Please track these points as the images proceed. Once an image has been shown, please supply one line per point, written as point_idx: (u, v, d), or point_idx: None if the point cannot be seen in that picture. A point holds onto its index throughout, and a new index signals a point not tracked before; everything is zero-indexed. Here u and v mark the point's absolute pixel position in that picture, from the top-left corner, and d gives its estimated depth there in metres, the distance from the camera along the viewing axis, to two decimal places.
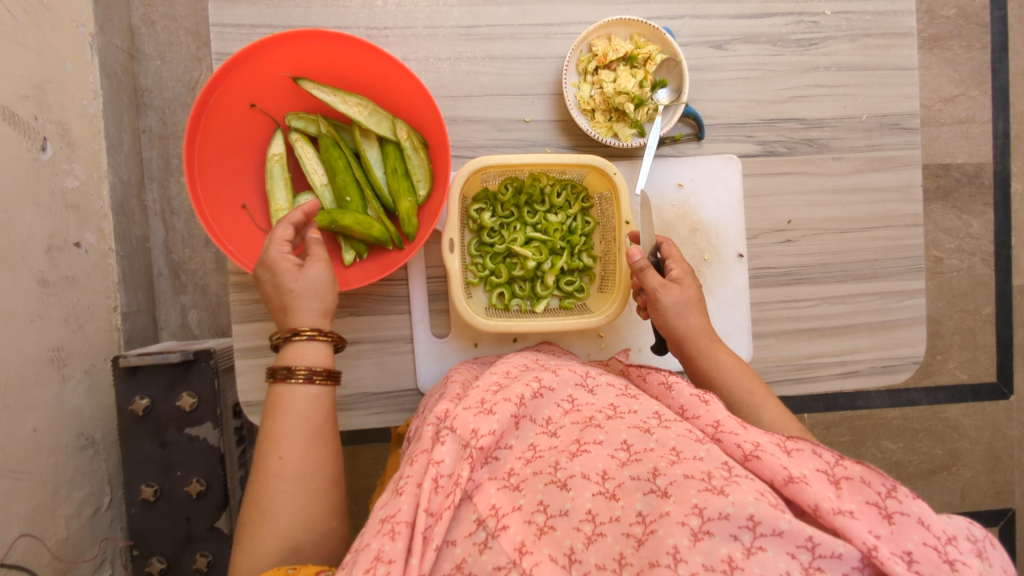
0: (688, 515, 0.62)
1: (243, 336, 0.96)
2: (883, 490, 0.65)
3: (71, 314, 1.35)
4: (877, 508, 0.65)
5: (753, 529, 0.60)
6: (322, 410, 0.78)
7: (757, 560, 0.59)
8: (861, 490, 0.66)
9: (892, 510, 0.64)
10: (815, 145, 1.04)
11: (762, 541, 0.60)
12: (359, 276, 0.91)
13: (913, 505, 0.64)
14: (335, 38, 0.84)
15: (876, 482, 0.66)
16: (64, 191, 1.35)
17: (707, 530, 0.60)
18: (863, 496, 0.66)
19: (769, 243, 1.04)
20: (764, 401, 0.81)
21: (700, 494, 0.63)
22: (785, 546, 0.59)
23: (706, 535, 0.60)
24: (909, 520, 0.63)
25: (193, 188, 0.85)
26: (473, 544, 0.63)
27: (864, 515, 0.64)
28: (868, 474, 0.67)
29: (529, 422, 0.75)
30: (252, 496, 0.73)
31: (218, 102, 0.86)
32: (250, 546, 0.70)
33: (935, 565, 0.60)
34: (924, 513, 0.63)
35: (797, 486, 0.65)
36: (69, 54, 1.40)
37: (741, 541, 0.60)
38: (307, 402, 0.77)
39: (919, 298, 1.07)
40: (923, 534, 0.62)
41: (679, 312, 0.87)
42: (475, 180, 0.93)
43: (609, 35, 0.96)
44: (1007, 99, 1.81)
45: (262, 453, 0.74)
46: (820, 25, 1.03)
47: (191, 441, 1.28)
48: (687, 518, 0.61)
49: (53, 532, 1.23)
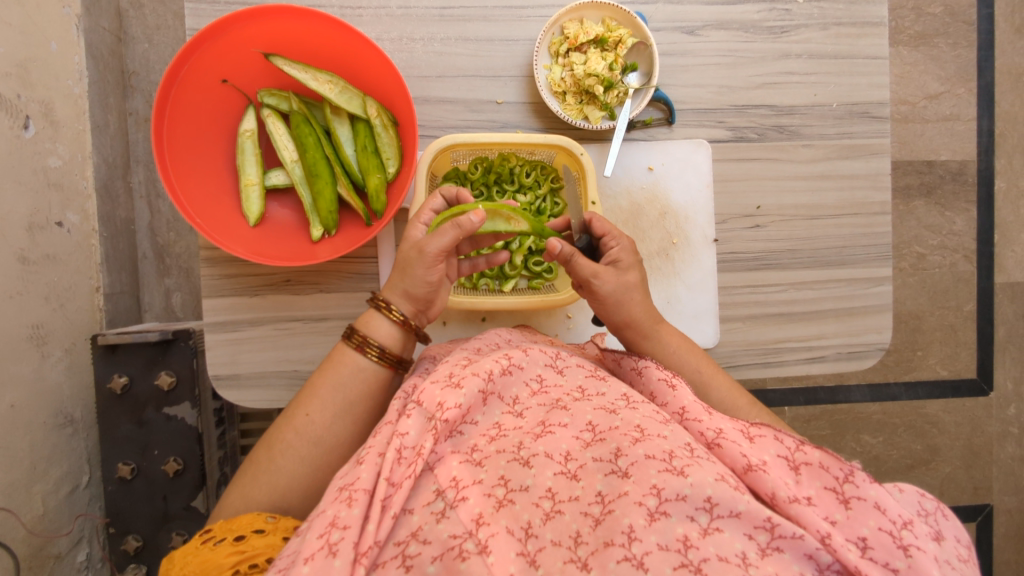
0: (645, 495, 0.63)
1: (213, 311, 0.97)
2: (840, 475, 0.66)
3: (52, 293, 1.35)
4: (833, 493, 0.66)
5: (709, 511, 0.62)
6: (365, 387, 0.81)
7: (712, 540, 0.60)
8: (819, 475, 0.67)
9: (848, 495, 0.65)
10: (785, 132, 1.06)
11: (719, 522, 0.61)
12: (327, 251, 0.92)
13: (870, 489, 0.64)
14: (306, 15, 0.85)
15: (835, 467, 0.67)
16: (46, 171, 1.35)
17: (663, 511, 0.62)
18: (821, 481, 0.67)
19: (738, 228, 1.06)
20: (712, 378, 0.84)
21: (660, 474, 0.64)
22: (742, 527, 0.61)
23: (662, 515, 0.61)
24: (865, 505, 0.63)
25: (162, 162, 0.86)
26: (431, 513, 0.64)
27: (821, 502, 0.65)
28: (827, 460, 0.67)
29: (497, 399, 0.75)
30: (270, 439, 0.78)
31: (190, 76, 0.87)
32: (246, 489, 0.76)
33: (890, 551, 0.60)
34: (881, 498, 0.63)
35: (755, 474, 0.66)
36: (53, 34, 1.40)
37: (697, 522, 0.61)
38: (351, 373, 0.81)
39: (886, 286, 1.08)
40: (879, 519, 0.62)
41: (617, 299, 0.86)
42: (445, 158, 0.94)
43: (581, 18, 0.97)
44: (992, 97, 1.83)
45: (294, 405, 0.80)
46: (792, 13, 1.04)
47: (169, 420, 1.28)
48: (645, 498, 0.63)
49: (29, 507, 1.24)
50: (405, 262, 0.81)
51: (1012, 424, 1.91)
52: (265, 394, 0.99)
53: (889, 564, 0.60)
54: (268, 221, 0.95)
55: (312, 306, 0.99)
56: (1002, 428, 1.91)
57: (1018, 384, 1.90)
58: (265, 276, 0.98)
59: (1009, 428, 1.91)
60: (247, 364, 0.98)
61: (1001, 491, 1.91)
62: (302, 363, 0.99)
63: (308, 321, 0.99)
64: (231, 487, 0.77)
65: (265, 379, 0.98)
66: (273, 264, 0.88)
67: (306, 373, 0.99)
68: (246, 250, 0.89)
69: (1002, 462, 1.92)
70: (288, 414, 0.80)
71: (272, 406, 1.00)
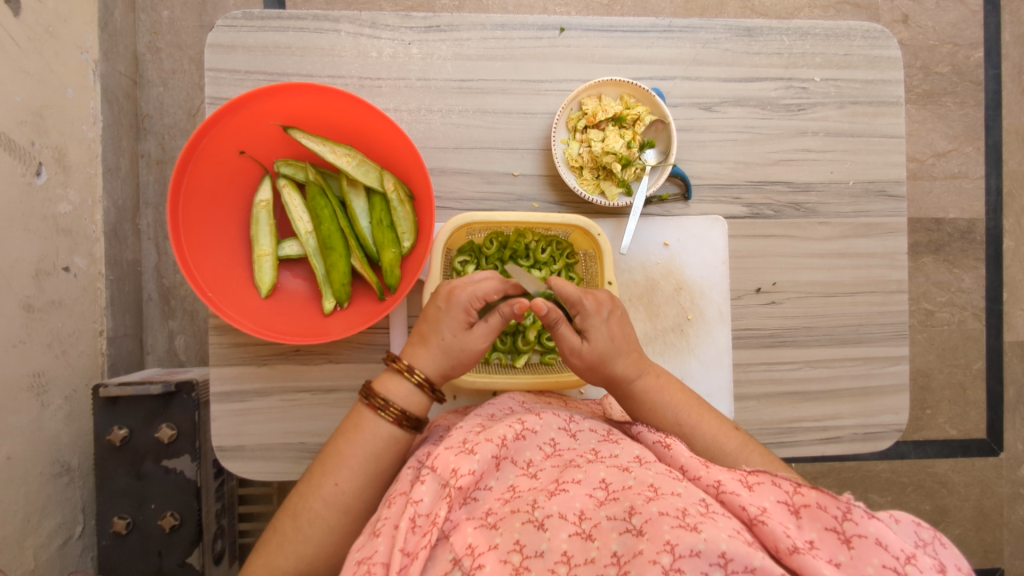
0: (659, 553, 0.60)
1: (220, 380, 0.95)
2: (840, 514, 0.63)
3: (55, 339, 1.34)
4: (835, 532, 0.63)
5: (724, 566, 0.58)
6: (392, 454, 0.80)
7: None
8: (819, 516, 0.65)
9: (850, 533, 0.62)
10: (802, 209, 1.05)
11: None
12: (340, 325, 0.90)
13: (870, 525, 0.61)
14: (327, 92, 0.85)
15: (832, 506, 0.64)
16: (56, 217, 1.35)
17: (678, 568, 0.59)
18: (822, 522, 0.64)
19: (753, 304, 1.05)
20: (698, 425, 0.83)
21: (673, 530, 0.61)
22: None
23: (676, 573, 0.58)
24: (867, 543, 0.61)
25: (176, 232, 0.85)
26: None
27: (824, 544, 0.63)
28: (823, 499, 0.65)
29: (511, 464, 0.75)
30: (294, 507, 0.76)
31: (207, 149, 0.86)
32: (272, 557, 0.74)
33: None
34: (881, 534, 0.61)
35: (760, 526, 0.63)
36: (70, 80, 1.41)
37: None
38: (379, 442, 0.79)
39: (903, 365, 1.06)
40: (883, 556, 0.59)
41: (611, 353, 0.84)
42: (460, 235, 0.94)
43: (600, 93, 0.97)
44: (1000, 156, 1.83)
45: (321, 471, 0.78)
46: (809, 91, 1.05)
47: (167, 473, 1.26)
48: (658, 556, 0.60)
49: (20, 564, 1.20)
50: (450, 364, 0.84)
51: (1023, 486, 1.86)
52: (268, 466, 0.96)
53: None
54: (280, 291, 0.94)
55: (320, 377, 0.97)
56: (1013, 489, 1.85)
57: None
58: (275, 345, 0.96)
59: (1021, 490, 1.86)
60: (251, 436, 0.96)
61: (1012, 555, 1.85)
62: (307, 436, 0.97)
63: (316, 392, 0.97)
64: (255, 554, 0.75)
65: (270, 451, 0.96)
66: (286, 341, 0.86)
67: (312, 446, 0.97)
68: (256, 324, 0.88)
69: (1013, 525, 1.86)
70: (313, 479, 0.78)
71: (275, 478, 0.97)
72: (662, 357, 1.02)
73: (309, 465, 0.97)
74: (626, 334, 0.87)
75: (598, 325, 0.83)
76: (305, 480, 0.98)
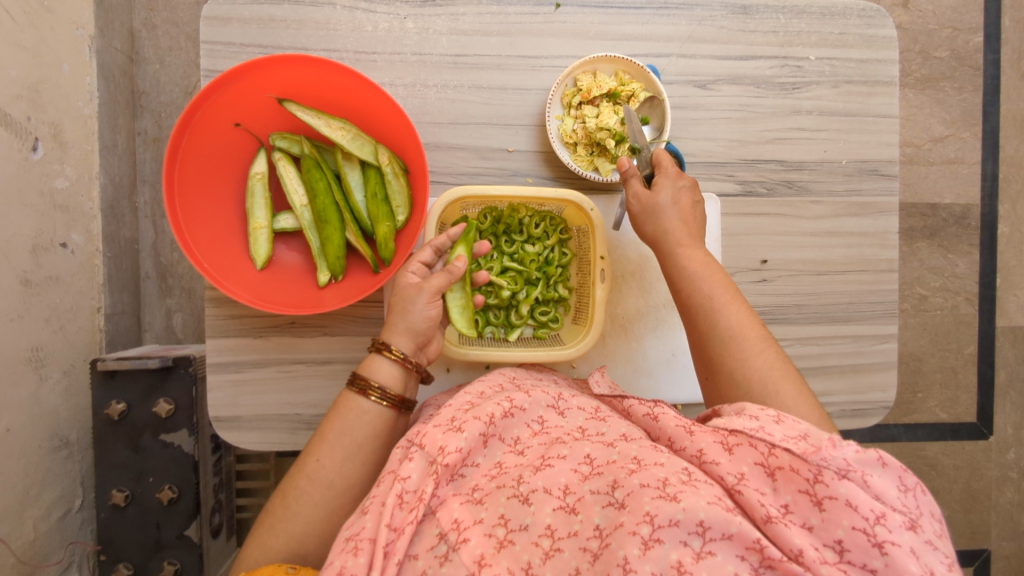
0: (639, 524, 0.62)
1: (216, 352, 0.96)
2: (812, 476, 0.59)
3: (53, 315, 1.35)
4: (808, 495, 0.59)
5: (702, 534, 0.59)
6: (372, 429, 0.80)
7: (706, 564, 0.58)
8: (792, 478, 0.61)
9: (822, 496, 0.58)
10: (795, 188, 1.06)
11: (713, 545, 0.59)
12: (334, 298, 0.91)
13: (840, 486, 0.57)
14: (320, 64, 0.85)
15: (803, 469, 0.60)
16: (52, 192, 1.35)
17: (657, 538, 0.60)
18: (795, 484, 0.60)
19: (746, 281, 1.05)
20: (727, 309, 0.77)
21: (653, 501, 0.62)
22: (734, 549, 0.58)
23: (656, 543, 0.60)
24: (838, 504, 0.57)
25: (172, 206, 0.85)
26: (434, 557, 0.65)
27: (796, 507, 0.60)
28: (795, 462, 0.60)
29: (498, 441, 0.77)
30: (283, 489, 0.77)
31: (202, 121, 0.87)
32: (265, 538, 0.74)
33: (865, 552, 0.56)
34: (851, 494, 0.57)
35: (739, 493, 0.63)
36: (66, 56, 1.40)
37: (691, 546, 0.59)
38: (356, 417, 0.79)
39: (892, 343, 1.07)
40: (853, 518, 0.56)
41: (664, 209, 0.84)
42: (453, 209, 0.94)
43: (595, 70, 0.97)
44: (997, 141, 1.83)
45: (305, 451, 0.79)
46: (803, 70, 1.05)
47: (166, 447, 1.27)
48: (639, 527, 0.61)
49: (19, 534, 1.22)
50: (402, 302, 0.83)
51: (1011, 469, 1.88)
52: (265, 437, 0.98)
53: (867, 565, 0.56)
54: (275, 264, 0.95)
55: (316, 349, 0.98)
56: (1002, 472, 1.88)
57: (1018, 429, 1.88)
58: (270, 317, 0.97)
59: (1009, 472, 1.88)
60: (247, 407, 0.97)
61: (999, 536, 1.88)
62: (302, 407, 0.98)
63: (311, 364, 0.98)
64: (249, 540, 0.75)
65: (266, 422, 0.98)
66: (279, 312, 0.87)
67: (307, 417, 0.98)
68: (251, 296, 0.88)
69: (1001, 507, 1.88)
70: (300, 461, 0.79)
71: (271, 449, 0.99)
72: (654, 332, 1.03)
73: (304, 436, 0.99)
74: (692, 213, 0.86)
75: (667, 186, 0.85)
76: (300, 450, 0.99)
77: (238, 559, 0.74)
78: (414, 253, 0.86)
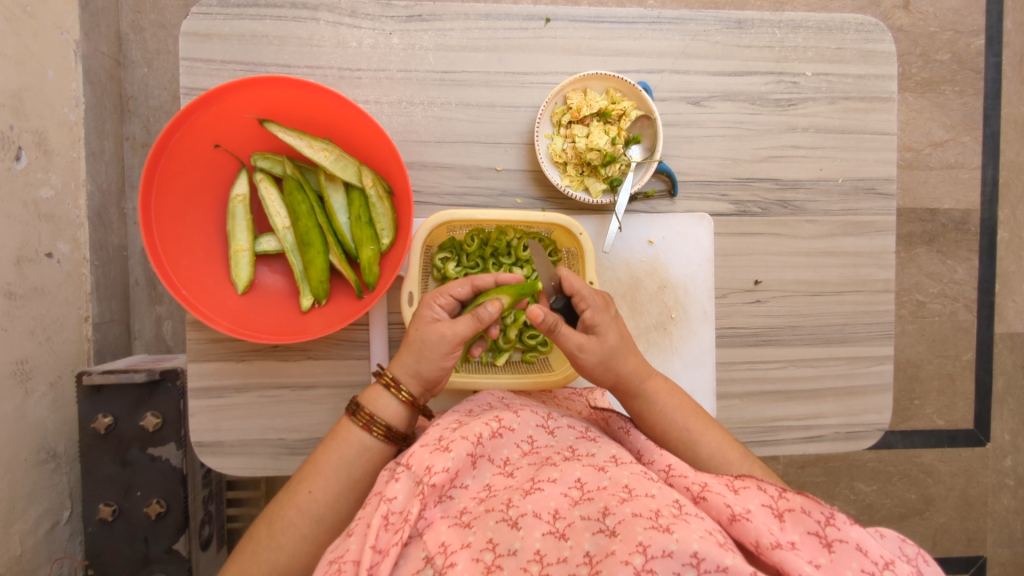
0: (631, 554, 0.61)
1: (197, 376, 0.94)
2: (822, 518, 0.66)
3: (39, 326, 1.33)
4: (817, 537, 0.66)
5: (696, 566, 0.59)
6: (369, 466, 0.80)
7: None
8: (802, 520, 0.67)
9: (831, 538, 0.65)
10: (790, 207, 1.03)
11: None
12: (318, 323, 0.89)
13: (851, 531, 0.64)
14: (301, 86, 0.83)
15: (815, 511, 0.67)
16: (37, 202, 1.33)
17: (649, 569, 0.60)
18: (805, 526, 0.67)
19: (738, 303, 1.04)
20: (702, 435, 0.83)
21: (646, 531, 0.62)
22: None
23: (649, 574, 0.59)
24: (848, 548, 0.63)
25: (149, 231, 0.83)
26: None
27: (804, 546, 0.65)
28: (808, 504, 0.67)
29: (487, 462, 0.76)
30: (269, 517, 0.76)
31: (180, 143, 0.84)
32: (244, 565, 0.73)
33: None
34: (862, 540, 0.63)
35: (741, 524, 0.65)
36: (50, 62, 1.38)
37: None
38: (356, 452, 0.79)
39: (888, 364, 1.06)
40: (861, 561, 0.62)
41: (619, 349, 0.85)
42: (440, 232, 0.92)
43: (585, 88, 0.95)
44: (997, 147, 1.80)
45: (296, 480, 0.78)
46: (800, 86, 1.02)
47: (153, 461, 1.26)
48: (631, 556, 0.61)
49: (5, 549, 1.20)
50: (420, 342, 0.81)
51: (1008, 476, 1.87)
52: (248, 462, 0.96)
53: None
54: (258, 287, 0.93)
55: (299, 374, 0.96)
56: (998, 480, 1.87)
57: (1015, 436, 1.86)
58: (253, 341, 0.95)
59: (1005, 480, 1.87)
60: (230, 431, 0.96)
61: (995, 543, 1.87)
62: (285, 432, 0.96)
63: (295, 389, 0.96)
64: (226, 564, 0.74)
65: (249, 447, 0.96)
66: (261, 339, 0.85)
67: (291, 442, 0.97)
68: (231, 322, 0.86)
69: (997, 515, 1.87)
70: (288, 489, 0.78)
71: (255, 474, 0.97)
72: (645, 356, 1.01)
73: (288, 461, 0.97)
74: (630, 337, 0.88)
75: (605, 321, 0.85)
76: (284, 475, 0.98)
77: None
78: (447, 288, 0.85)
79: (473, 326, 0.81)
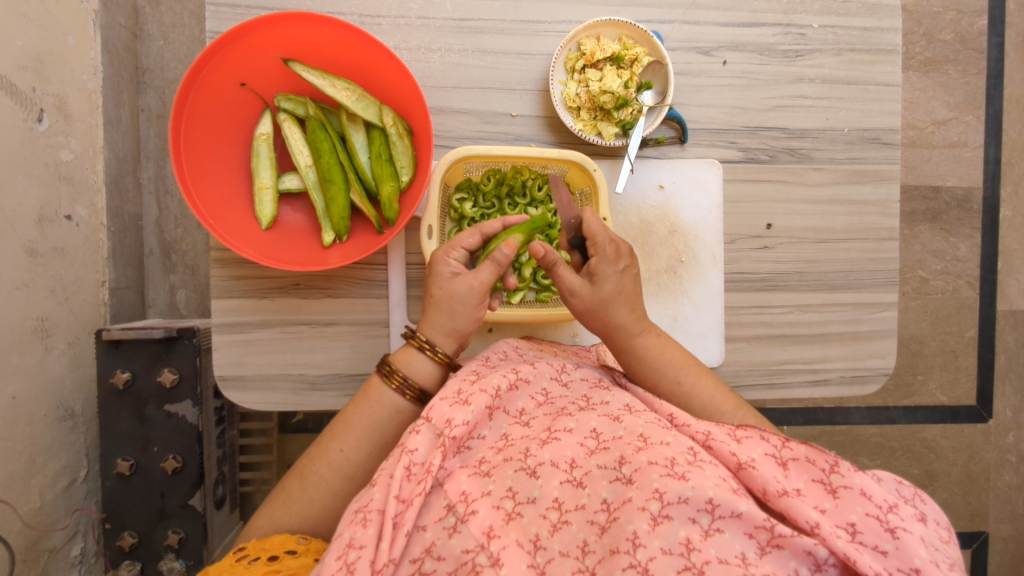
0: (648, 500, 0.63)
1: (221, 312, 0.97)
2: (826, 467, 0.67)
3: (58, 286, 1.27)
4: (821, 484, 0.66)
5: (711, 512, 0.62)
6: (399, 428, 0.80)
7: (714, 542, 0.61)
8: (807, 469, 0.68)
9: (836, 484, 0.66)
10: (797, 155, 1.06)
11: (720, 523, 0.62)
12: (338, 256, 0.92)
13: (856, 478, 0.65)
14: (327, 23, 0.86)
15: (820, 460, 0.68)
16: (57, 164, 1.28)
17: (666, 514, 0.62)
18: (809, 474, 0.68)
19: (746, 249, 1.06)
20: (695, 386, 0.84)
21: (662, 478, 0.64)
22: (743, 527, 0.62)
23: (665, 519, 0.62)
24: (852, 493, 0.64)
25: (178, 161, 0.86)
26: (443, 528, 0.65)
27: (810, 492, 0.66)
28: (812, 454, 0.68)
29: (503, 413, 0.77)
30: (301, 469, 0.78)
31: (208, 78, 0.87)
32: (277, 515, 0.76)
33: (878, 535, 0.61)
34: (866, 485, 0.64)
35: (748, 471, 0.67)
36: (71, 28, 1.34)
37: (699, 524, 0.62)
38: (386, 414, 0.79)
39: (892, 311, 1.08)
40: (866, 505, 0.63)
41: (616, 301, 0.85)
42: (458, 169, 0.96)
43: (598, 35, 0.97)
44: (1000, 125, 1.82)
45: (328, 437, 0.79)
46: (807, 38, 1.05)
47: (169, 417, 1.21)
48: (647, 503, 0.63)
49: (26, 500, 1.15)
50: (448, 299, 0.81)
51: (1009, 452, 1.88)
52: (269, 397, 0.99)
53: (878, 546, 0.61)
54: (280, 224, 0.96)
55: (320, 311, 0.99)
56: (1000, 455, 1.88)
57: (1017, 412, 1.87)
58: (275, 279, 0.98)
59: (1007, 456, 1.88)
60: (252, 366, 0.98)
61: (997, 519, 1.87)
62: (305, 367, 0.99)
63: (315, 325, 0.99)
64: (261, 509, 0.77)
65: (270, 382, 0.99)
66: (285, 269, 0.88)
67: (311, 378, 0.99)
68: (258, 253, 0.90)
69: (999, 490, 1.88)
70: (320, 444, 0.79)
71: (275, 409, 1.00)
72: (654, 297, 1.05)
73: (308, 397, 1.00)
74: (634, 289, 0.88)
75: (609, 272, 0.85)
76: (304, 411, 1.00)
77: (249, 526, 0.76)
78: (457, 240, 0.84)
79: (495, 270, 0.82)
